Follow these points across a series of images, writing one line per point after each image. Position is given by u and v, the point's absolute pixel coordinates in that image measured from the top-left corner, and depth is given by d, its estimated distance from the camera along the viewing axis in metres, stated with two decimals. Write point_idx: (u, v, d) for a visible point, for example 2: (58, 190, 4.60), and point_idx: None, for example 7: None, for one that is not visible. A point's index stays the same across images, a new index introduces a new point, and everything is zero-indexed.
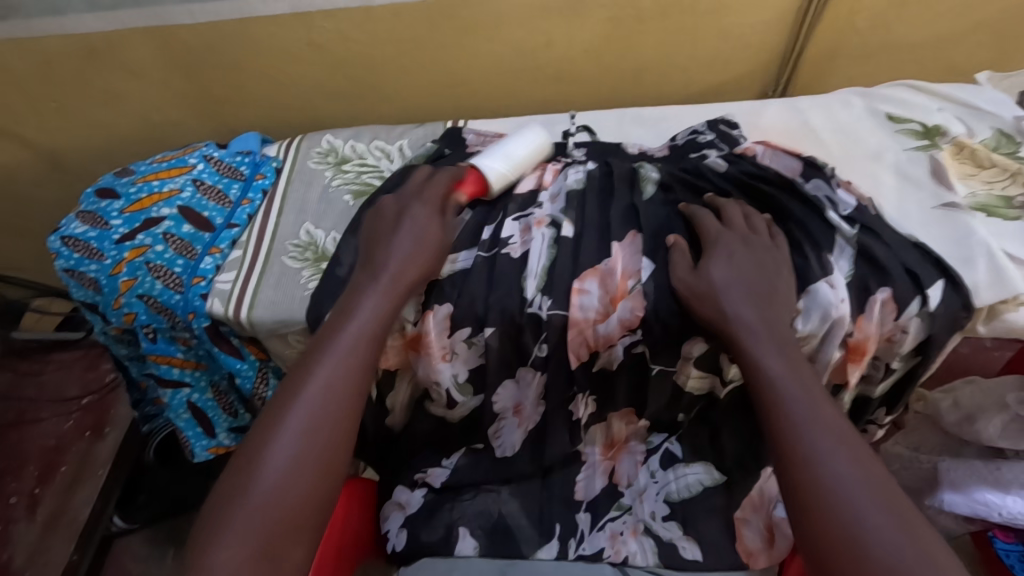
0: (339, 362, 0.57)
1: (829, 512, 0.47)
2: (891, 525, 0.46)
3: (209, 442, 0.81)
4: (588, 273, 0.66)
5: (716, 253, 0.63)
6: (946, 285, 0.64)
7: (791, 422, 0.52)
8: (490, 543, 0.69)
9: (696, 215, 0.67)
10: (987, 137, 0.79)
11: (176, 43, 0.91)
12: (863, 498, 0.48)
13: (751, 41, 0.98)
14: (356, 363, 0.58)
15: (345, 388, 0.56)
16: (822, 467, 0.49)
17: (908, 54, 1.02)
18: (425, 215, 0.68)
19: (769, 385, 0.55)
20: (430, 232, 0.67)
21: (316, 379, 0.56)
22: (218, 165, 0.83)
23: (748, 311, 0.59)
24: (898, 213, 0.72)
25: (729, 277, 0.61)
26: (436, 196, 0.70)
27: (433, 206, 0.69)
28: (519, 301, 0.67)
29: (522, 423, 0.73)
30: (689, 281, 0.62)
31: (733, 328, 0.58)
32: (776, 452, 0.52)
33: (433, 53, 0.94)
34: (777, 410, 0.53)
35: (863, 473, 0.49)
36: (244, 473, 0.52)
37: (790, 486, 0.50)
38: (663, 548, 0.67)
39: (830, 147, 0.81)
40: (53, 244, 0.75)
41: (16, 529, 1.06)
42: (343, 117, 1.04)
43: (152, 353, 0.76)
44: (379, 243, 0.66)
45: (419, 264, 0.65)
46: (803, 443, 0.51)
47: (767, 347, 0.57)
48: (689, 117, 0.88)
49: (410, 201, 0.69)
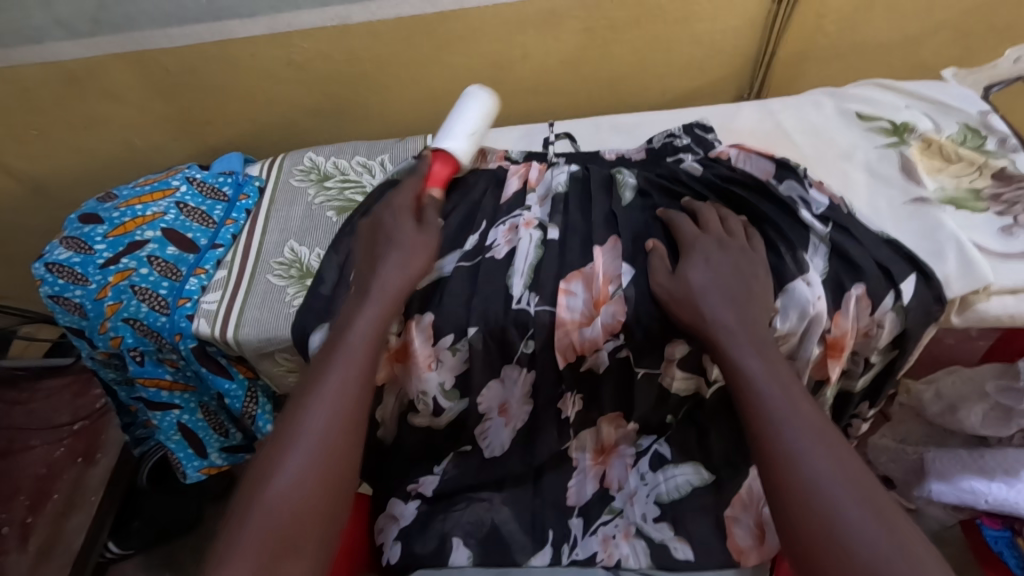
0: (343, 377, 0.59)
1: (810, 511, 0.48)
2: (867, 520, 0.47)
3: (201, 463, 0.84)
4: (575, 275, 0.68)
5: (693, 258, 0.64)
6: (918, 279, 0.65)
7: (771, 421, 0.53)
8: (484, 552, 0.70)
9: (673, 219, 0.69)
10: (953, 133, 0.80)
11: (156, 67, 0.91)
12: (841, 498, 0.48)
13: (723, 47, 0.99)
14: (357, 375, 0.59)
15: (353, 397, 0.58)
16: (801, 465, 0.50)
17: (877, 54, 1.04)
18: (405, 222, 0.69)
19: (748, 385, 0.56)
20: (415, 241, 0.67)
21: (319, 394, 0.58)
22: (201, 186, 0.84)
23: (727, 313, 0.60)
24: (870, 211, 0.73)
25: (710, 281, 0.62)
26: (410, 202, 0.71)
27: (407, 208, 0.70)
28: (505, 298, 0.68)
29: (509, 422, 0.73)
30: (669, 286, 0.63)
31: (711, 331, 0.59)
32: (758, 451, 0.53)
33: (412, 69, 0.96)
34: (755, 409, 0.54)
35: (841, 470, 0.50)
36: (255, 483, 0.54)
37: (772, 486, 0.51)
38: (654, 549, 0.69)
39: (803, 148, 0.82)
40: (38, 271, 0.75)
41: (9, 560, 1.06)
42: (327, 136, 1.05)
43: (140, 376, 0.76)
44: (372, 253, 0.67)
45: (412, 270, 0.65)
46: (781, 442, 0.52)
47: (744, 350, 0.57)
48: (665, 122, 0.89)
49: (388, 211, 0.70)
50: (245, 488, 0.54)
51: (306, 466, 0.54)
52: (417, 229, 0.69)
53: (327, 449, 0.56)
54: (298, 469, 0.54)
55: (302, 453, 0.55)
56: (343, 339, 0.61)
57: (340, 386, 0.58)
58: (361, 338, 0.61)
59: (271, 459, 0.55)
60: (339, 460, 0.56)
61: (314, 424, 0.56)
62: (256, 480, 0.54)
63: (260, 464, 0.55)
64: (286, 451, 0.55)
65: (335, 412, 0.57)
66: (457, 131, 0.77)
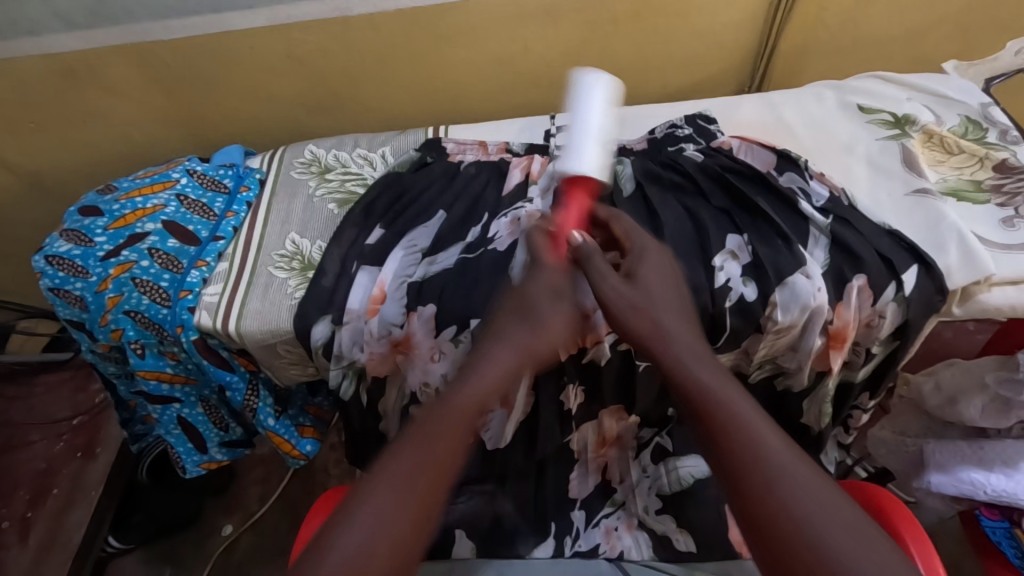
0: (432, 449, 0.50)
1: (797, 538, 0.44)
2: (852, 541, 0.43)
3: (201, 457, 0.84)
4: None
5: (644, 259, 0.59)
6: (920, 270, 0.65)
7: (743, 438, 0.48)
8: (487, 544, 0.71)
9: (614, 216, 0.64)
10: (954, 125, 0.80)
11: (154, 59, 0.90)
12: (826, 515, 0.44)
13: (724, 40, 0.99)
14: (446, 454, 0.50)
15: (436, 477, 0.49)
16: (779, 485, 0.46)
17: (877, 48, 1.04)
18: (552, 277, 0.57)
19: (714, 404, 0.50)
20: (558, 304, 0.56)
21: (398, 465, 0.49)
22: (202, 179, 0.83)
23: (672, 322, 0.56)
24: (872, 203, 0.73)
25: (659, 287, 0.58)
26: (556, 253, 0.59)
27: (558, 264, 0.59)
28: (508, 290, 0.68)
29: (510, 415, 0.71)
30: (623, 290, 0.57)
31: (659, 345, 0.54)
32: (729, 480, 0.48)
33: (412, 62, 0.96)
34: (725, 432, 0.49)
35: (823, 496, 0.46)
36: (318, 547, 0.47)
37: (746, 513, 0.46)
38: (656, 541, 0.70)
39: (804, 140, 0.82)
40: (38, 263, 0.75)
41: (9, 555, 1.05)
42: (326, 129, 1.05)
43: (141, 369, 0.76)
44: (505, 313, 0.56)
45: (541, 337, 0.55)
46: (755, 460, 0.47)
47: (694, 364, 0.52)
48: (667, 114, 0.89)
49: (537, 260, 0.59)
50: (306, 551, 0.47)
51: (370, 543, 0.47)
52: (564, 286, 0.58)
53: (397, 533, 0.47)
54: (361, 545, 0.46)
55: (366, 526, 0.47)
56: (450, 403, 0.52)
57: (424, 457, 0.50)
58: (465, 408, 0.51)
59: (338, 521, 0.48)
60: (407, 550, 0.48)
61: (389, 495, 0.48)
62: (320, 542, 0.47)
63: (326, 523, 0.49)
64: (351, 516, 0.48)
65: (416, 489, 0.49)
66: (584, 140, 0.64)
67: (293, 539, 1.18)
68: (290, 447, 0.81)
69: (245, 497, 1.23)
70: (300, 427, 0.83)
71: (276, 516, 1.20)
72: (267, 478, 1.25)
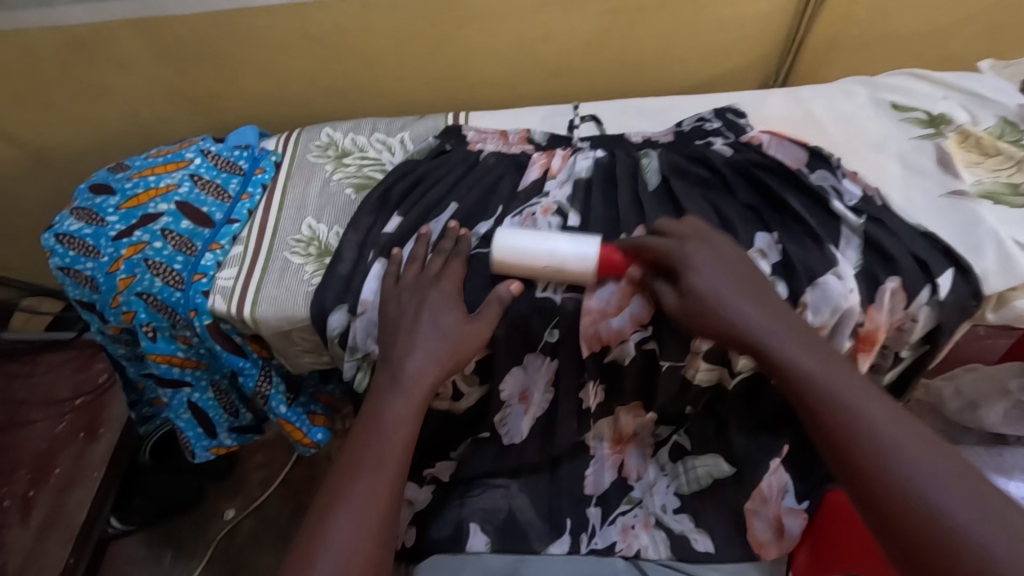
0: (377, 472, 0.58)
1: (911, 511, 0.47)
2: (966, 502, 0.46)
3: (211, 442, 0.83)
4: (596, 286, 0.65)
5: (692, 266, 0.59)
6: (955, 273, 0.64)
7: (854, 425, 0.51)
8: (501, 538, 0.70)
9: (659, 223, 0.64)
10: (991, 126, 0.78)
11: (166, 35, 0.88)
12: (940, 488, 0.47)
13: (751, 32, 0.97)
14: (393, 475, 0.59)
15: (388, 492, 0.58)
16: (893, 461, 0.49)
17: (906, 44, 1.02)
18: (450, 313, 0.64)
19: (810, 386, 0.54)
20: (457, 326, 0.63)
21: (354, 491, 0.57)
22: (216, 159, 0.81)
23: (764, 310, 0.58)
24: (906, 204, 0.71)
25: (718, 282, 0.58)
26: (455, 288, 0.66)
27: (452, 296, 0.65)
28: (532, 284, 0.66)
29: (528, 410, 0.71)
30: (680, 301, 0.59)
31: (744, 335, 0.57)
32: (838, 458, 0.51)
33: (431, 46, 0.93)
34: (825, 409, 0.53)
35: (932, 460, 0.49)
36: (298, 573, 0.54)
37: (860, 490, 0.50)
38: (674, 540, 0.70)
39: (835, 137, 0.80)
40: (48, 242, 0.73)
41: (10, 533, 1.04)
42: (341, 112, 1.03)
43: (152, 352, 0.74)
44: (398, 338, 0.63)
45: (441, 360, 0.62)
46: (866, 439, 0.50)
47: (788, 346, 0.56)
48: (693, 107, 0.87)
49: (431, 292, 0.65)
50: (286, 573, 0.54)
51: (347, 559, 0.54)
52: (462, 319, 0.64)
53: (363, 545, 0.55)
54: (339, 563, 0.54)
55: (339, 548, 0.54)
56: (378, 430, 0.60)
57: (374, 479, 0.58)
58: (391, 437, 0.60)
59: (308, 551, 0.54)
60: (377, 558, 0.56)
61: (350, 514, 0.56)
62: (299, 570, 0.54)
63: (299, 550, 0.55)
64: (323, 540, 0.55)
65: (371, 507, 0.57)
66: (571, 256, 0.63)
67: (296, 525, 1.17)
68: (302, 436, 0.79)
69: (247, 482, 1.22)
70: (311, 415, 0.81)
71: (279, 501, 1.20)
72: (269, 463, 1.24)
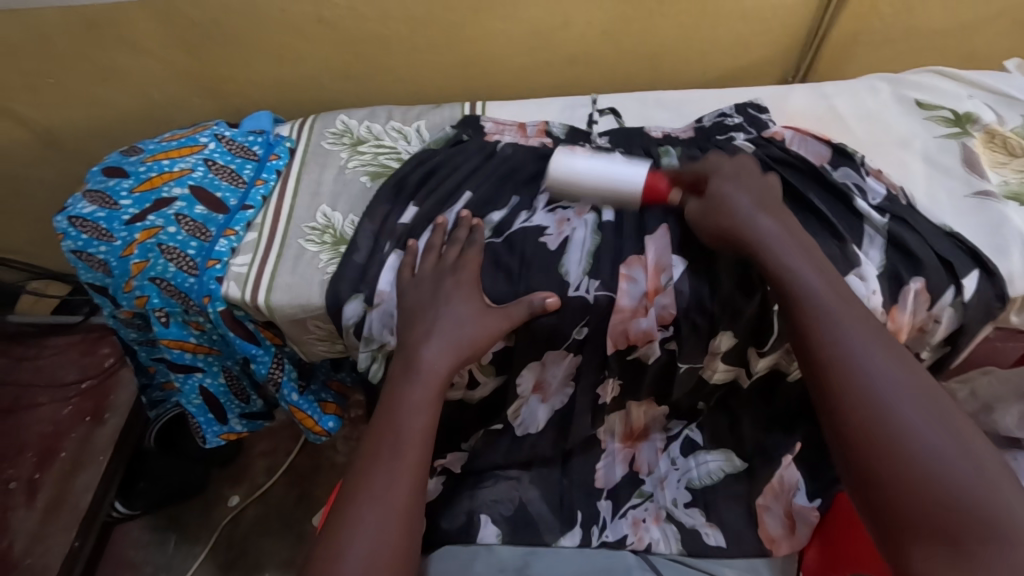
0: (401, 462, 0.58)
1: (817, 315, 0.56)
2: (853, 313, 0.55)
3: (221, 428, 0.83)
4: (636, 259, 0.66)
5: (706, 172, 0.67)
6: (980, 275, 0.63)
7: (901, 465, 0.48)
8: (511, 530, 0.69)
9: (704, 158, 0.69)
10: (1018, 125, 0.77)
11: (180, 16, 0.87)
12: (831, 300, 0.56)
13: (773, 25, 0.95)
14: (416, 465, 0.58)
15: (414, 482, 0.58)
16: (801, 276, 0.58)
17: (930, 40, 1.00)
18: (469, 304, 0.63)
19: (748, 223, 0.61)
20: (477, 317, 0.63)
21: (376, 480, 0.57)
22: (230, 144, 0.80)
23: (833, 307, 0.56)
24: (931, 204, 0.70)
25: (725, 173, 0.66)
26: (473, 276, 0.65)
27: (470, 287, 0.65)
28: (563, 285, 0.65)
29: (545, 399, 0.72)
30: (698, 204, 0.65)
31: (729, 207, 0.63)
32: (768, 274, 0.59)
33: (448, 33, 0.92)
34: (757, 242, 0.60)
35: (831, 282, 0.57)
36: (326, 566, 0.53)
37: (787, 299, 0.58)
38: (685, 535, 0.69)
39: (859, 134, 0.79)
40: (60, 224, 0.72)
41: (16, 516, 1.05)
42: (353, 99, 1.02)
43: (164, 337, 0.74)
44: (416, 324, 0.63)
45: (463, 350, 0.62)
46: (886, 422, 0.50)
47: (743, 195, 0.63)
48: (714, 102, 0.86)
49: (446, 280, 0.65)
50: (315, 562, 0.54)
51: (375, 552, 0.54)
52: (481, 311, 0.63)
53: (391, 534, 0.55)
54: (367, 555, 0.54)
55: (367, 539, 0.54)
56: (399, 422, 0.59)
57: (396, 467, 0.57)
58: (414, 425, 0.59)
59: (336, 545, 0.54)
60: (404, 549, 0.55)
61: (377, 502, 0.56)
62: (326, 562, 0.53)
63: (324, 541, 0.55)
64: (353, 532, 0.54)
65: (396, 496, 0.56)
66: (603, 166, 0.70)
67: (300, 514, 1.17)
68: (313, 423, 0.79)
69: (252, 469, 1.22)
70: (322, 403, 0.81)
71: (284, 488, 1.20)
72: (274, 451, 1.24)
